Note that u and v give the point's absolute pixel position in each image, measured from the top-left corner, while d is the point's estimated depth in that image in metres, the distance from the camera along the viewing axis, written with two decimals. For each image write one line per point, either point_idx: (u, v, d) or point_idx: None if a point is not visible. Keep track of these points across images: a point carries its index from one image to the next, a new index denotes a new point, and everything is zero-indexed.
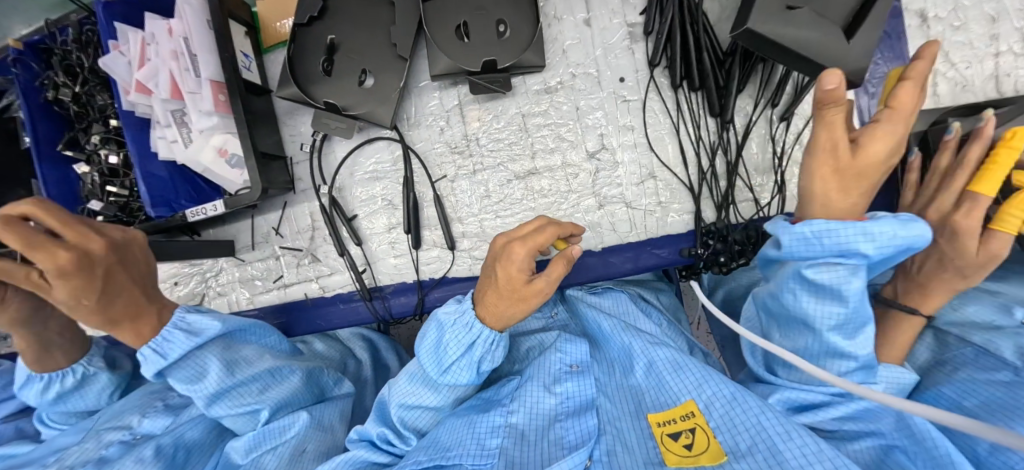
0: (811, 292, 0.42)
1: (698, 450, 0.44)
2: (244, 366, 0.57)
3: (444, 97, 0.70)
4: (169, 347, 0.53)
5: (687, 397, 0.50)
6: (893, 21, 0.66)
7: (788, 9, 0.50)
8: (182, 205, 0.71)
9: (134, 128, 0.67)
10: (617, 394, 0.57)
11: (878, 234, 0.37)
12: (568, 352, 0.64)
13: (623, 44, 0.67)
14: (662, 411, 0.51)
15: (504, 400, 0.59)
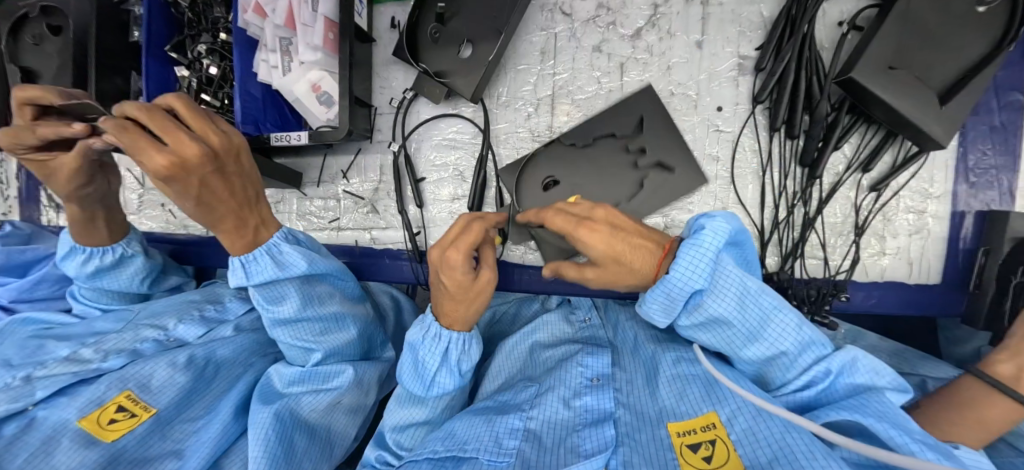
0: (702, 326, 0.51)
1: (719, 463, 0.42)
2: (317, 305, 0.62)
3: (538, 85, 0.71)
4: (254, 269, 0.56)
5: (710, 408, 0.48)
6: (1014, 114, 0.63)
7: (890, 69, 0.53)
8: (267, 129, 0.73)
9: (241, 47, 0.70)
10: (638, 406, 0.54)
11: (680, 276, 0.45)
12: (590, 365, 0.62)
13: (730, 74, 0.66)
14: (682, 421, 0.48)
15: (520, 405, 0.57)
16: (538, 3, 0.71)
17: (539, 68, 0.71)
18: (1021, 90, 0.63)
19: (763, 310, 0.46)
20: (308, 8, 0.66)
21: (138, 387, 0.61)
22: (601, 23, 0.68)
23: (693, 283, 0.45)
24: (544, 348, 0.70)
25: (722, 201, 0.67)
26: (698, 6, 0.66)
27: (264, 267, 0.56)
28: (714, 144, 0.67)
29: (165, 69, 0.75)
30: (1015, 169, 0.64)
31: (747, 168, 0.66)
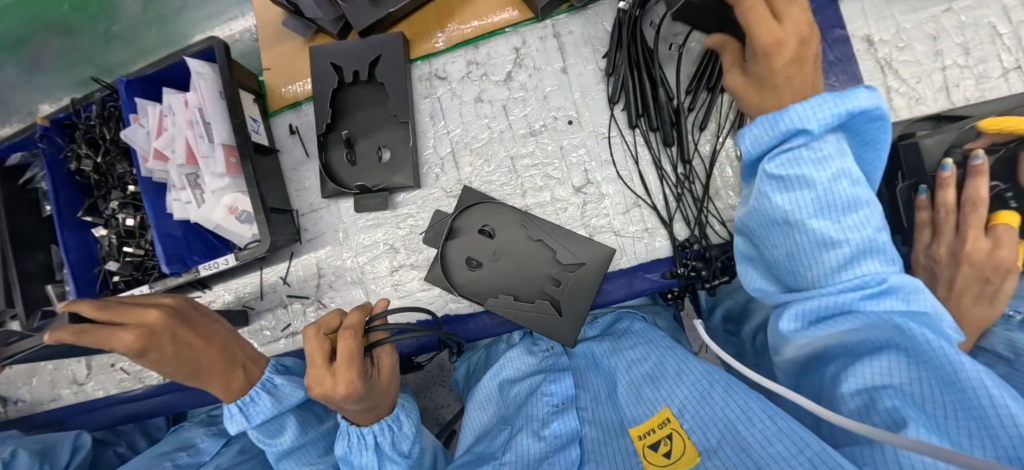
0: (780, 186, 0.43)
1: (675, 457, 0.49)
2: (312, 426, 0.68)
3: (438, 145, 0.76)
4: (254, 411, 0.62)
5: (663, 404, 0.55)
6: (843, 48, 0.72)
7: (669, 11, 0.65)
8: (195, 261, 0.74)
9: (152, 193, 0.72)
10: (604, 421, 0.62)
11: (844, 100, 0.39)
12: (554, 391, 0.69)
13: (598, 88, 0.73)
14: (641, 424, 0.55)
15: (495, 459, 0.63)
16: (416, 75, 0.77)
17: (433, 130, 0.76)
18: (839, 26, 0.73)
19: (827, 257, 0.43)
20: (205, 141, 0.70)
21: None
22: (475, 77, 0.76)
23: (814, 115, 0.40)
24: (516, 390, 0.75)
25: (631, 197, 0.72)
26: (552, 39, 0.74)
27: (263, 409, 0.62)
28: (606, 150, 0.73)
29: (80, 234, 0.76)
30: None
31: (643, 162, 0.72)
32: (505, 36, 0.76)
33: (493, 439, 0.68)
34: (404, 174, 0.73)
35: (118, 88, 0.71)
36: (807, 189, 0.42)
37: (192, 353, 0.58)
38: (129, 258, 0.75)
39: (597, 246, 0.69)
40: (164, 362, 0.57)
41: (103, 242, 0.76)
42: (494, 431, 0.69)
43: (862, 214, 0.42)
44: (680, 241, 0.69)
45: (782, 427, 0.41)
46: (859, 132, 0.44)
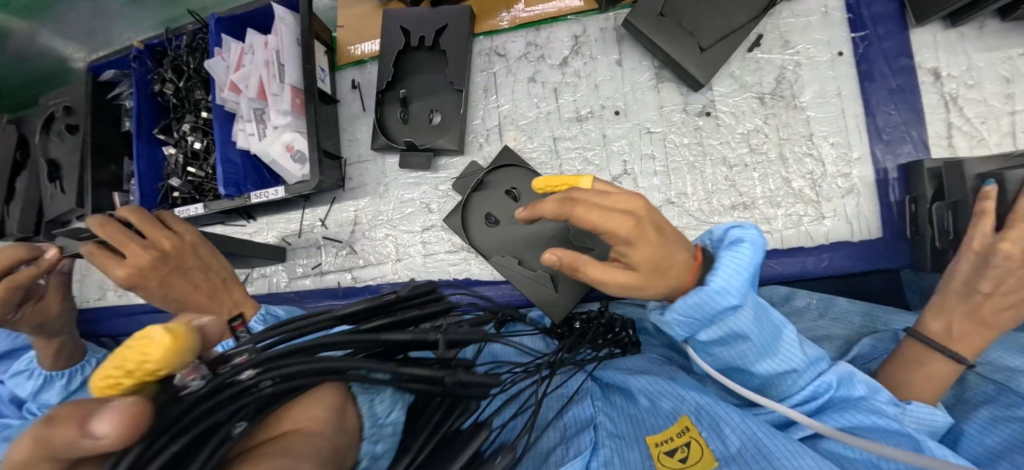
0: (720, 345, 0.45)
1: (692, 462, 0.45)
2: None
3: (486, 117, 0.79)
4: None
5: (682, 412, 0.49)
6: (906, 78, 0.71)
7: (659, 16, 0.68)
8: (247, 189, 0.80)
9: (221, 120, 0.78)
10: (618, 413, 0.55)
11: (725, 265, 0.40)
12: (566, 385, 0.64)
13: (650, 83, 0.74)
14: (658, 431, 0.49)
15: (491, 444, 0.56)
16: (477, 50, 0.81)
17: (484, 102, 0.80)
18: (906, 55, 0.71)
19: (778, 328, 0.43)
20: (277, 81, 0.76)
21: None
22: (532, 58, 0.79)
23: (723, 275, 0.39)
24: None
25: (665, 193, 0.73)
26: (612, 31, 0.77)
27: None
28: (648, 144, 0.74)
29: (152, 150, 0.83)
30: (920, 123, 0.70)
31: (682, 163, 0.73)
32: (567, 23, 0.78)
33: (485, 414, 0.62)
34: (448, 138, 0.76)
35: (210, 23, 0.78)
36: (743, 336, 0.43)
37: (179, 287, 0.58)
38: (190, 177, 0.81)
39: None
40: (154, 289, 0.58)
41: (171, 160, 0.83)
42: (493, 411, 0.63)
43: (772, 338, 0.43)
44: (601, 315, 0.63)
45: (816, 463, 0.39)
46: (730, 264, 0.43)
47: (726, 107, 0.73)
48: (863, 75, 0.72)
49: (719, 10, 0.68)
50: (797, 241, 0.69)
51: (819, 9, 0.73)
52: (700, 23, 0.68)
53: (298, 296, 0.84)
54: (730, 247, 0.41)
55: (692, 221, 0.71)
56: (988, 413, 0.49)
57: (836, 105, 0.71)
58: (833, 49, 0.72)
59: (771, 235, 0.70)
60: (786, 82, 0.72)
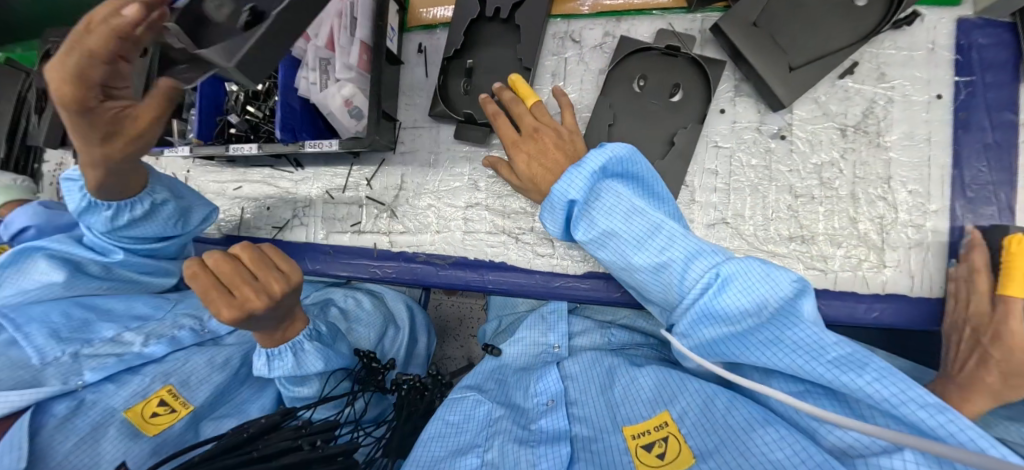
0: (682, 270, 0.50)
1: (670, 457, 0.47)
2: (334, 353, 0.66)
3: (549, 103, 0.77)
4: (276, 364, 0.62)
5: (661, 409, 0.54)
6: (1005, 135, 0.64)
7: (753, 25, 0.65)
8: (302, 137, 0.80)
9: (287, 66, 0.77)
10: (592, 416, 0.60)
11: (589, 160, 0.55)
12: (542, 389, 0.68)
13: (727, 95, 0.71)
14: (635, 424, 0.53)
15: (479, 440, 0.61)
16: (551, 31, 0.78)
17: (550, 88, 0.77)
18: (1011, 110, 0.65)
19: (653, 226, 0.53)
20: (347, 33, 0.74)
21: (178, 383, 0.66)
22: (608, 49, 0.76)
23: (570, 188, 0.55)
24: (516, 384, 0.72)
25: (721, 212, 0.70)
26: (697, 34, 0.73)
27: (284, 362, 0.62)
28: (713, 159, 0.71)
29: (215, 84, 0.84)
30: (1012, 184, 0.64)
31: (745, 184, 0.70)
32: (650, 18, 0.75)
33: (473, 408, 0.68)
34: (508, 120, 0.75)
35: None
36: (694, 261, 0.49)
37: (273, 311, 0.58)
38: (248, 117, 0.82)
39: (705, 90, 0.69)
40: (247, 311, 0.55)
41: (232, 97, 0.84)
42: (477, 403, 0.68)
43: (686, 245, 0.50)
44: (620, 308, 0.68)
45: (787, 438, 0.40)
46: (630, 176, 0.57)
47: (802, 133, 0.69)
48: (959, 123, 0.66)
49: (819, 28, 0.64)
50: (851, 284, 0.66)
51: (926, 44, 0.68)
52: (795, 38, 0.65)
53: (334, 250, 0.85)
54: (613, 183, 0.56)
55: (743, 245, 0.69)
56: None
57: (923, 151, 0.66)
58: (931, 90, 0.67)
59: (823, 274, 0.67)
60: (873, 117, 0.67)
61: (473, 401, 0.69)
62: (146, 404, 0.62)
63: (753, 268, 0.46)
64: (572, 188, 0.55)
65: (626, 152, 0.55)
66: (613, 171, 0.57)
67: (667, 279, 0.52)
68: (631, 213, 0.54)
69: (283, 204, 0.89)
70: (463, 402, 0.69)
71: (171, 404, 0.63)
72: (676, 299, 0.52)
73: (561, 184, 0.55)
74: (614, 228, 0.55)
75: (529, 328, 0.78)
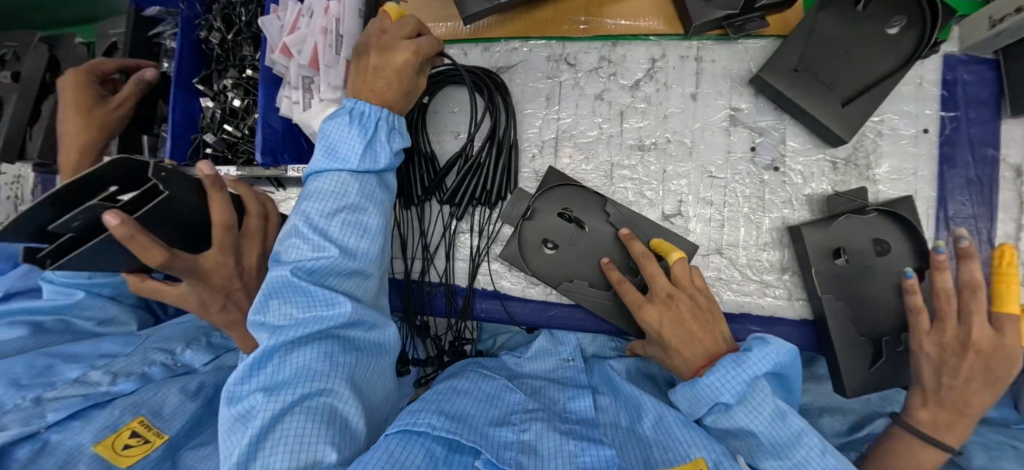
0: (732, 397, 0.47)
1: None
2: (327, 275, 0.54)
3: (544, 128, 0.75)
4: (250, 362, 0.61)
5: (696, 455, 0.50)
6: (984, 170, 0.66)
7: (793, 71, 0.65)
8: (284, 160, 0.76)
9: (267, 83, 0.74)
10: (626, 446, 0.57)
11: (752, 357, 0.47)
12: (577, 409, 0.66)
13: (722, 124, 0.71)
14: (668, 469, 0.50)
15: (512, 420, 0.60)
16: (546, 54, 0.76)
17: (544, 112, 0.76)
18: (991, 145, 0.66)
19: (793, 434, 0.45)
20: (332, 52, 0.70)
21: (151, 414, 0.58)
22: (603, 74, 0.74)
23: (724, 387, 0.47)
24: (546, 389, 0.70)
25: (715, 242, 0.70)
26: (692, 62, 0.72)
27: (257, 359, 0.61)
28: (707, 189, 0.71)
29: (188, 98, 0.79)
30: (990, 218, 0.66)
31: (739, 214, 0.70)
32: (646, 44, 0.74)
33: (507, 394, 0.66)
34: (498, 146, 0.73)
35: None
36: (742, 398, 0.47)
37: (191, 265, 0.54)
38: (225, 136, 0.77)
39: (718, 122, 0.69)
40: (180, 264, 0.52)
41: (206, 113, 0.79)
42: (506, 388, 0.67)
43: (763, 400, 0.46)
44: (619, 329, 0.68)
45: None
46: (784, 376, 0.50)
47: (796, 165, 0.69)
48: (942, 158, 0.67)
49: (853, 61, 0.64)
50: None
51: (914, 79, 0.68)
52: (839, 77, 0.65)
53: None
54: (735, 355, 0.47)
55: (737, 274, 0.70)
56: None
57: (911, 185, 0.67)
58: (918, 124, 0.67)
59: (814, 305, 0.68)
60: (864, 150, 0.68)
61: (503, 386, 0.68)
62: (117, 437, 0.54)
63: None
64: (724, 384, 0.47)
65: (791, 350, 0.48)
66: (769, 370, 0.48)
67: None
68: (769, 412, 0.46)
69: None
70: (493, 381, 0.68)
71: (144, 435, 0.55)
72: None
73: (704, 381, 0.48)
74: (750, 428, 0.47)
75: (543, 346, 0.79)
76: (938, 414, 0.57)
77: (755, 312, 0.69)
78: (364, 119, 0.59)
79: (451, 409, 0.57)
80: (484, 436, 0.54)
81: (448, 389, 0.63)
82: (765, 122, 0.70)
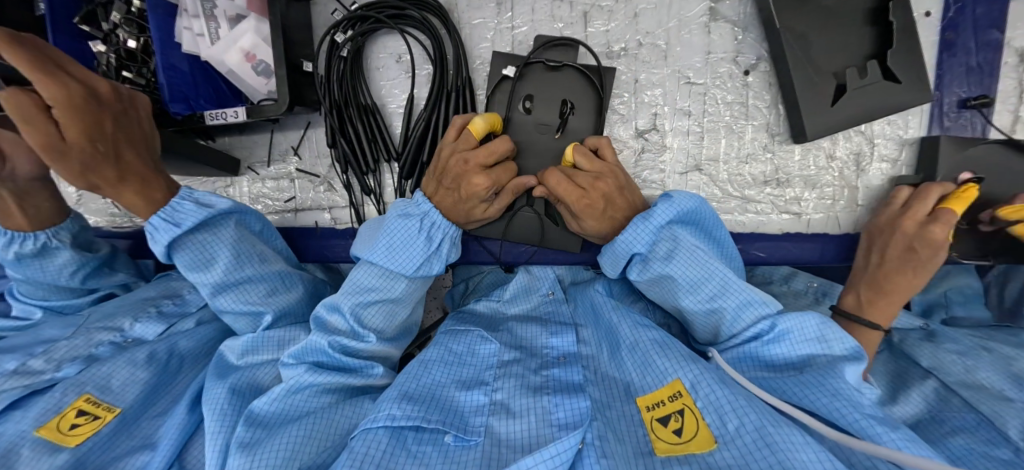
0: (649, 285, 0.55)
1: (687, 436, 0.41)
2: (254, 263, 0.58)
3: (497, 41, 0.65)
4: (181, 217, 0.52)
5: (672, 376, 0.46)
6: (988, 56, 0.60)
7: None
8: (201, 106, 0.66)
9: (157, 13, 0.61)
10: (606, 380, 0.53)
11: (656, 212, 0.52)
12: (555, 345, 0.60)
13: (701, 20, 0.61)
14: (649, 394, 0.47)
15: (485, 378, 0.54)
16: None
17: (496, 22, 0.65)
18: (998, 26, 0.59)
19: (707, 274, 0.51)
20: None
21: (98, 390, 0.54)
22: None
23: (635, 238, 0.52)
24: (523, 326, 0.64)
25: (693, 158, 0.64)
26: None
27: (192, 209, 0.53)
28: (684, 98, 0.63)
29: (74, 44, 0.67)
30: (988, 111, 0.61)
31: (719, 122, 0.63)
32: None
33: (475, 347, 0.59)
34: (446, 80, 0.63)
35: None
36: (668, 280, 0.53)
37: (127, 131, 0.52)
38: (129, 86, 0.68)
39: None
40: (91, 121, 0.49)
41: (101, 60, 0.67)
42: (482, 340, 0.61)
43: (717, 284, 0.50)
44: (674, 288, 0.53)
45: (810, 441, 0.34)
46: (693, 225, 0.55)
47: None
48: (944, 45, 0.60)
49: None
50: (819, 225, 0.64)
51: None
52: None
53: None
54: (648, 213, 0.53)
55: (717, 193, 0.65)
56: (964, 442, 0.48)
57: None
58: (920, 6, 0.60)
59: (796, 218, 0.65)
60: None
61: (478, 337, 0.61)
62: (61, 418, 0.50)
63: (810, 324, 0.45)
64: (637, 237, 0.53)
65: (693, 202, 0.53)
66: (681, 219, 0.53)
67: (717, 323, 0.51)
68: (683, 259, 0.52)
69: (198, 185, 0.78)
70: (466, 336, 0.61)
71: (92, 412, 0.52)
72: (725, 328, 0.50)
73: (621, 237, 0.53)
74: (671, 273, 0.52)
75: (522, 285, 0.72)
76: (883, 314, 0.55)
77: (734, 230, 0.66)
78: (432, 229, 0.56)
79: (416, 387, 0.50)
80: (453, 412, 0.49)
81: (427, 361, 0.55)
82: (748, 14, 0.61)
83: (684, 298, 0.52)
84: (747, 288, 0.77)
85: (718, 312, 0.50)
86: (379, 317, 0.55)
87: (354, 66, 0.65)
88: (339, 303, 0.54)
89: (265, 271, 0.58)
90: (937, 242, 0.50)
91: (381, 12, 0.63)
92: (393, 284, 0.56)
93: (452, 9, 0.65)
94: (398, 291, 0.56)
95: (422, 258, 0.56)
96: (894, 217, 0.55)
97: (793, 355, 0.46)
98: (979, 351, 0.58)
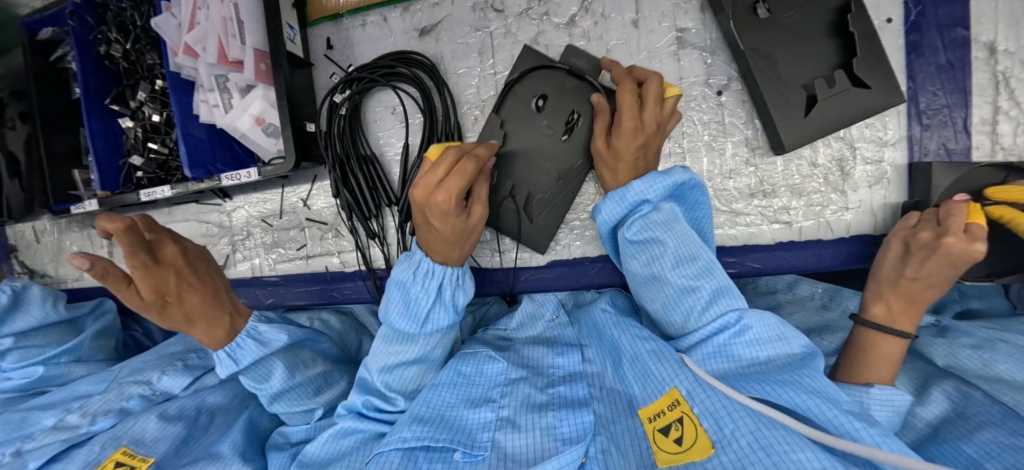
0: (641, 254, 0.56)
1: (687, 444, 0.40)
2: (303, 369, 0.62)
3: (482, 86, 0.70)
4: (241, 355, 0.58)
5: (670, 385, 0.47)
6: (957, 54, 0.61)
7: None
8: (217, 169, 0.72)
9: (178, 90, 0.69)
10: (611, 395, 0.54)
11: (675, 173, 0.55)
12: (561, 364, 0.61)
13: (670, 49, 0.65)
14: (650, 405, 0.47)
15: (492, 395, 0.55)
16: (470, 3, 0.70)
17: (480, 68, 0.70)
18: (962, 26, 0.61)
19: (695, 251, 0.53)
20: (236, 42, 0.65)
21: (132, 443, 0.58)
22: (535, 15, 0.68)
23: (648, 191, 0.55)
24: (530, 347, 0.65)
25: None
26: None
27: (254, 351, 0.58)
28: None
29: (106, 122, 0.74)
30: (965, 106, 0.62)
31: (699, 141, 0.66)
32: None
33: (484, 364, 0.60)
34: (436, 128, 0.68)
35: None
36: (659, 245, 0.55)
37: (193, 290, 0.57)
38: (153, 155, 0.75)
39: None
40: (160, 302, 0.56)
41: (129, 134, 0.75)
42: (488, 359, 0.61)
43: (704, 263, 0.53)
44: (666, 258, 0.54)
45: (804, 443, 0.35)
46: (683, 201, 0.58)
47: None
48: (910, 48, 0.62)
49: None
50: (812, 232, 0.65)
51: None
52: None
53: (285, 279, 0.81)
54: (666, 176, 0.56)
55: None
56: (990, 437, 0.46)
57: None
58: (880, 15, 0.63)
59: (788, 227, 0.65)
60: None
61: (485, 356, 0.61)
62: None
63: (771, 325, 0.47)
64: (647, 189, 0.55)
65: (694, 179, 0.57)
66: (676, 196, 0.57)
67: (688, 307, 0.52)
68: (682, 232, 0.54)
69: (218, 240, 0.83)
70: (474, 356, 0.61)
71: (128, 463, 0.54)
72: (690, 317, 0.52)
73: (636, 184, 0.55)
74: (661, 237, 0.54)
75: (528, 312, 0.73)
76: (888, 308, 0.53)
77: (727, 243, 0.67)
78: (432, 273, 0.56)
79: (427, 409, 0.52)
80: (461, 429, 0.50)
81: (442, 380, 0.57)
82: (715, 39, 0.64)
83: (668, 265, 0.54)
84: (752, 300, 0.77)
85: (689, 294, 0.52)
86: (406, 379, 0.58)
87: (353, 121, 0.70)
88: (370, 368, 0.58)
89: (309, 373, 0.62)
90: (978, 256, 0.49)
91: (374, 71, 0.68)
92: (409, 345, 0.57)
93: (439, 61, 0.71)
94: (416, 349, 0.58)
95: (426, 311, 0.56)
96: (934, 235, 0.51)
97: (754, 356, 0.47)
98: (992, 343, 0.57)
